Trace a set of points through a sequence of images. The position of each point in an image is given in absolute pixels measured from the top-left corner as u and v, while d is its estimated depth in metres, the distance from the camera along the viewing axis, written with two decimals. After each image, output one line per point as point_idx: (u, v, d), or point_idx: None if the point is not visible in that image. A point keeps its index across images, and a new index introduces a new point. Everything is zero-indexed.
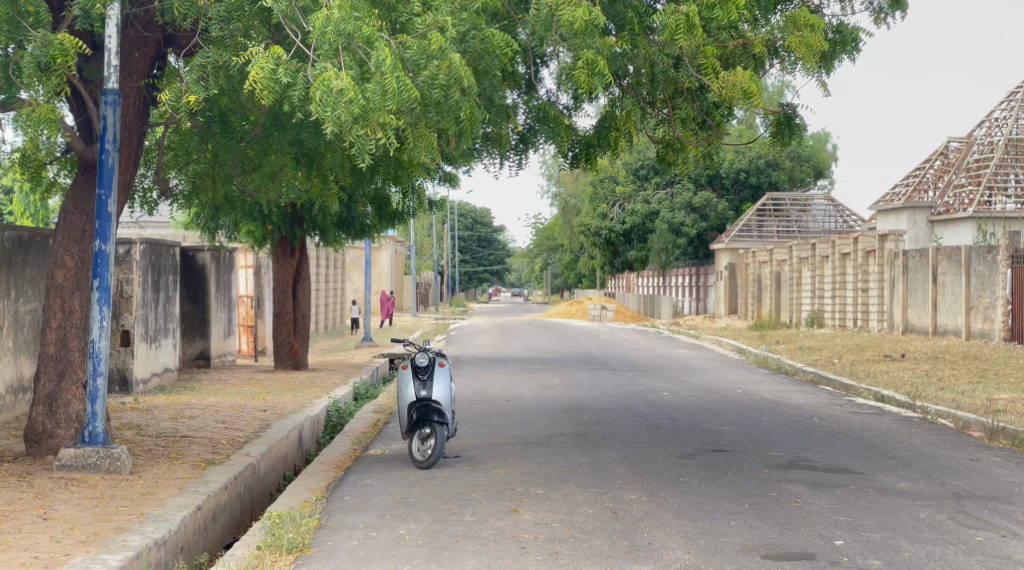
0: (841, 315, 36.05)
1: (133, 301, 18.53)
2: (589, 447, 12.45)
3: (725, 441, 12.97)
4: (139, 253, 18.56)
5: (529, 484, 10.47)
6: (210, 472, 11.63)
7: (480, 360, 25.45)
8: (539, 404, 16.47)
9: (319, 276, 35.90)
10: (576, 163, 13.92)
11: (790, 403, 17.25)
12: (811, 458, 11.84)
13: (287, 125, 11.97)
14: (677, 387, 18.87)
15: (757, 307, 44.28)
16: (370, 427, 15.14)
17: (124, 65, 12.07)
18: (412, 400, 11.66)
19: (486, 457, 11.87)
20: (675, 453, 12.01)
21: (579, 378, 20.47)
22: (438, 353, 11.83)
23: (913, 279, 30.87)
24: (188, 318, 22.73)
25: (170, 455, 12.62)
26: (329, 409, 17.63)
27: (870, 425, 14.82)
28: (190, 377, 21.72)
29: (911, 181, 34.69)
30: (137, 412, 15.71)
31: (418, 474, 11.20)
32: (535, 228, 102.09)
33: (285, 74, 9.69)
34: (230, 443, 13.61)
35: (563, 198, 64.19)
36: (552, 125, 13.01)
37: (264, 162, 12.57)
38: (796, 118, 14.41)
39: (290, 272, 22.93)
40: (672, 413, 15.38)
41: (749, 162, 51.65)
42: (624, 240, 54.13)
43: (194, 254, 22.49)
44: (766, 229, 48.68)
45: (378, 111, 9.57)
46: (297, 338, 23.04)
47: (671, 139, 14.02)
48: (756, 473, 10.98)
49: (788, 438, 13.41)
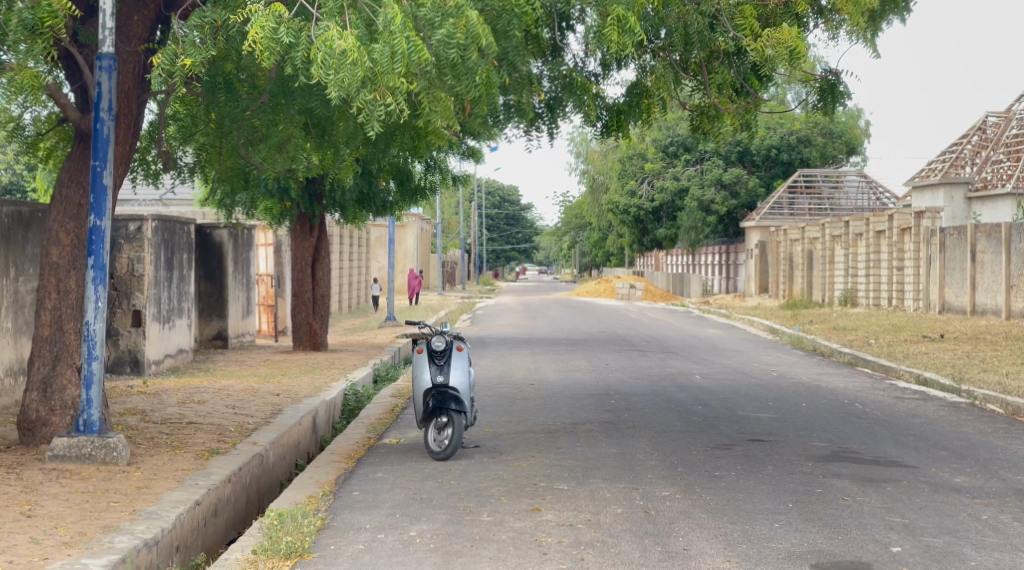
0: (875, 294, 35.10)
1: (145, 281, 17.80)
2: (617, 436, 11.67)
3: (762, 430, 12.18)
4: (151, 230, 17.89)
5: (553, 478, 9.71)
6: (212, 463, 10.89)
7: (505, 340, 24.69)
8: (565, 388, 15.68)
9: (341, 255, 35.22)
10: (607, 132, 13.18)
11: (829, 387, 16.42)
12: (856, 450, 11.01)
13: (294, 93, 11.15)
14: (710, 370, 18.03)
15: (789, 286, 43.33)
16: (387, 413, 14.41)
17: (123, 29, 11.29)
18: (427, 386, 10.90)
19: (507, 448, 11.11)
20: (710, 444, 11.23)
21: (607, 360, 19.67)
22: (456, 336, 11.04)
23: (951, 255, 29.89)
24: (205, 297, 22.03)
25: (172, 444, 11.90)
26: (346, 392, 16.89)
27: (916, 412, 13.98)
28: (206, 359, 21.04)
29: (948, 156, 33.51)
30: (143, 396, 15.01)
31: (433, 467, 10.45)
32: (563, 207, 101.04)
33: (287, 34, 8.91)
34: (239, 431, 12.89)
35: (591, 175, 63.30)
36: (578, 93, 12.12)
37: (271, 135, 11.75)
38: (840, 84, 13.33)
39: (309, 250, 22.19)
40: (705, 399, 14.61)
41: (781, 139, 50.53)
42: (653, 218, 53.30)
43: (211, 231, 21.85)
44: (797, 207, 47.72)
45: (387, 75, 8.80)
46: (317, 318, 22.37)
47: (706, 107, 13.11)
48: (800, 466, 10.17)
49: (832, 426, 12.59)
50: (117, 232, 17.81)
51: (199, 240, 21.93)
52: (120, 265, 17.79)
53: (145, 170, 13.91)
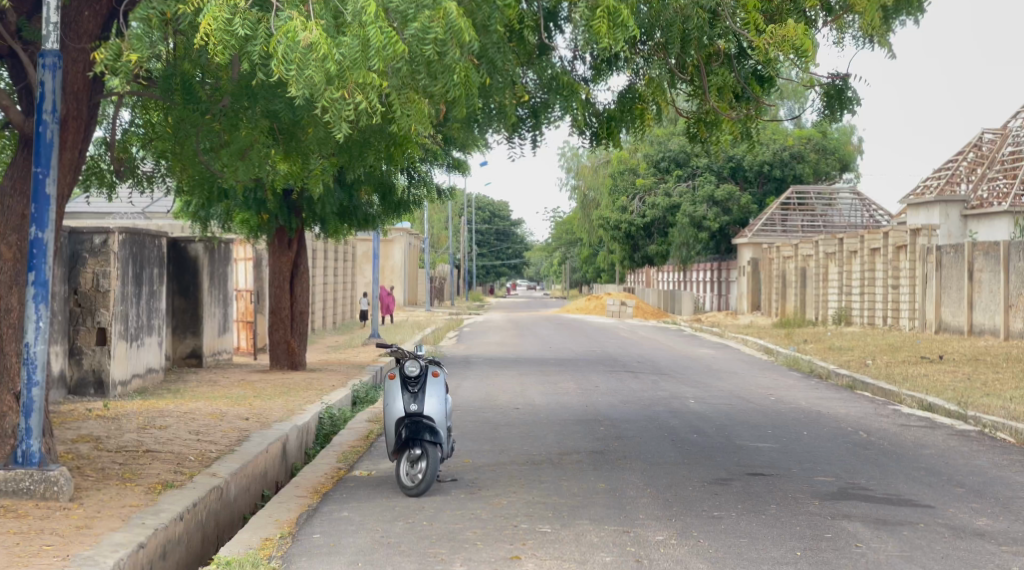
0: (870, 313, 34.30)
1: (110, 297, 16.86)
2: (606, 469, 10.77)
3: (762, 462, 11.30)
4: (118, 243, 16.98)
5: (535, 519, 8.83)
6: (163, 499, 9.98)
7: (491, 360, 23.78)
8: (551, 413, 14.78)
9: (323, 271, 34.29)
10: (597, 140, 12.33)
11: (830, 413, 15.54)
12: (866, 486, 10.14)
13: (256, 94, 10.24)
14: (704, 394, 17.17)
15: (782, 303, 42.49)
16: (360, 440, 13.50)
17: (72, 25, 10.38)
18: (400, 415, 9.95)
19: (487, 483, 10.21)
20: (706, 478, 10.35)
21: (597, 381, 18.79)
22: (432, 360, 10.11)
23: (947, 274, 29.07)
24: (179, 313, 21.10)
25: (123, 476, 10.98)
26: (321, 415, 15.99)
27: (923, 442, 13.11)
28: (178, 378, 20.12)
29: (944, 173, 32.76)
30: (101, 421, 14.09)
31: (405, 504, 9.55)
32: (553, 222, 100.19)
33: (243, 25, 8.05)
34: (199, 460, 11.97)
35: (582, 191, 62.40)
36: (565, 95, 11.07)
37: (232, 138, 10.82)
38: (848, 90, 12.44)
39: (287, 265, 21.30)
40: (700, 426, 13.73)
41: (774, 155, 49.85)
42: (644, 234, 52.45)
43: (185, 245, 20.90)
44: (789, 224, 46.90)
45: (356, 71, 7.97)
46: (294, 335, 21.43)
47: (704, 113, 12.23)
48: (805, 505, 9.30)
49: (836, 457, 11.71)
50: (80, 246, 16.91)
51: (173, 254, 20.94)
52: (84, 280, 16.86)
53: (102, 183, 13.11)
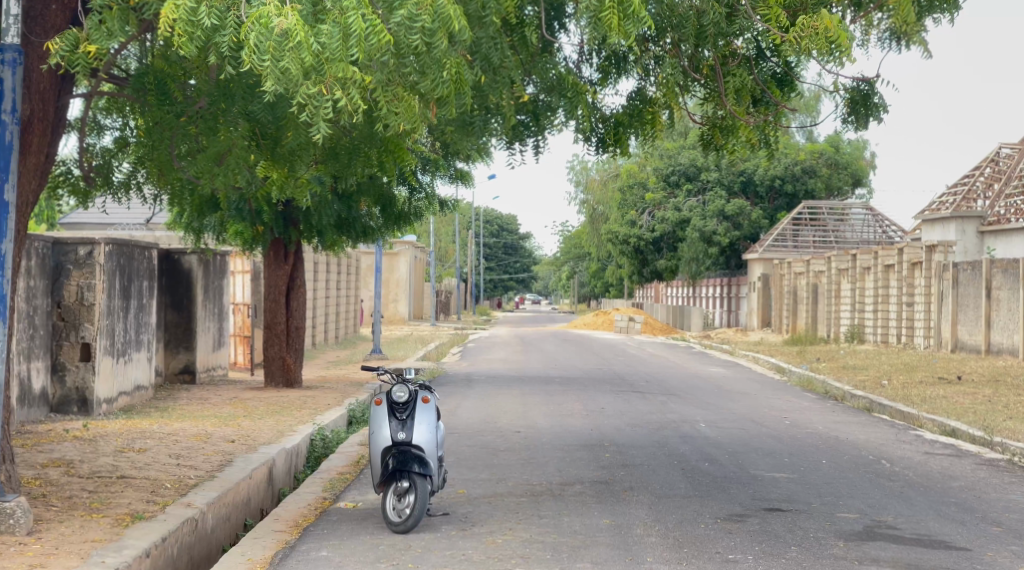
0: (884, 331, 33.42)
1: (95, 310, 16.08)
2: (612, 502, 9.95)
3: (778, 495, 10.49)
4: (104, 255, 16.23)
5: (531, 561, 8.03)
6: (130, 532, 9.18)
7: (494, 378, 22.94)
8: (555, 438, 13.96)
9: (325, 285, 33.44)
10: (603, 147, 11.86)
11: (848, 440, 14.70)
12: (894, 524, 9.33)
13: (234, 95, 9.57)
14: (716, 417, 16.33)
15: (793, 321, 41.60)
16: (350, 465, 12.69)
17: (37, 18, 9.59)
18: (387, 444, 9.15)
19: (481, 517, 9.40)
20: (720, 513, 9.54)
21: (603, 403, 17.95)
22: (422, 385, 9.30)
23: (965, 292, 28.20)
24: (172, 328, 20.33)
25: (90, 506, 10.16)
26: (313, 437, 15.17)
27: (950, 472, 12.29)
28: (168, 395, 19.33)
29: (960, 189, 31.90)
30: (77, 443, 13.29)
31: (390, 541, 8.75)
32: (562, 236, 99.32)
33: (210, 15, 7.37)
34: (175, 488, 11.16)
35: (591, 205, 61.49)
36: (569, 95, 10.27)
37: (208, 143, 10.08)
38: (874, 95, 11.65)
39: (283, 277, 20.51)
40: (712, 452, 12.90)
41: (785, 169, 48.96)
42: (653, 249, 51.54)
43: (178, 257, 20.14)
44: (801, 239, 46.03)
45: (336, 63, 7.29)
46: (290, 351, 20.62)
47: (719, 119, 11.50)
48: (828, 548, 8.51)
49: (859, 490, 10.88)
50: (65, 257, 16.14)
51: (166, 266, 20.20)
52: (68, 293, 16.09)
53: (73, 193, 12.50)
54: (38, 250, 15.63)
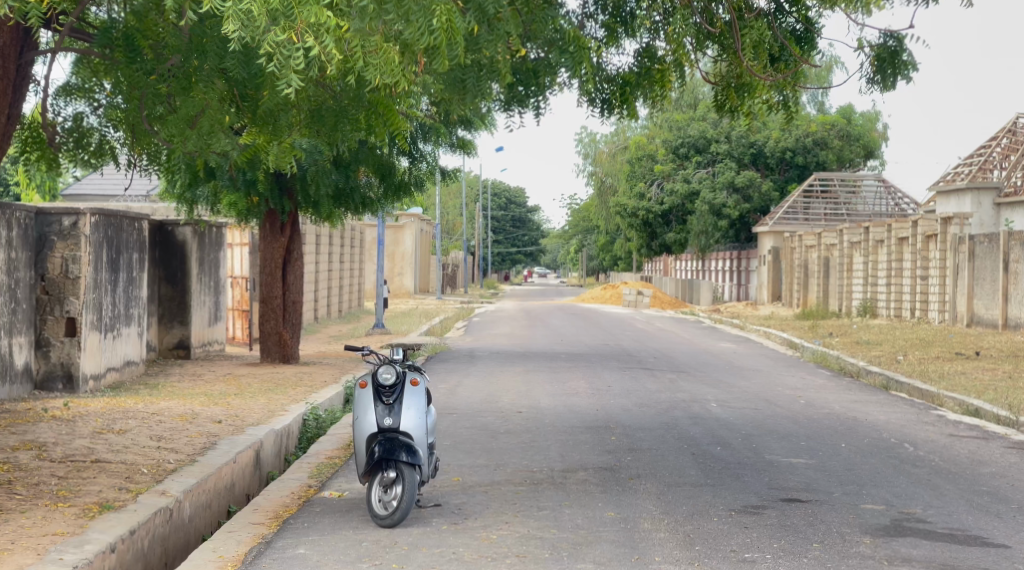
0: (897, 304, 32.61)
1: (80, 284, 15.30)
2: (618, 492, 9.22)
3: (797, 483, 9.75)
4: (90, 226, 15.45)
5: (529, 561, 7.33)
6: (97, 525, 8.48)
7: (497, 354, 22.19)
8: (559, 419, 13.23)
9: (327, 258, 32.71)
10: (609, 108, 11.30)
11: (868, 421, 13.94)
12: (924, 517, 8.61)
13: (208, 51, 8.93)
14: (727, 396, 15.60)
15: (804, 295, 40.80)
16: (342, 448, 11.97)
17: None
18: (373, 431, 8.44)
19: (476, 509, 8.69)
20: (735, 505, 8.81)
21: (610, 381, 17.20)
22: (411, 366, 8.56)
23: (981, 265, 27.39)
24: (166, 302, 19.55)
25: (57, 494, 9.45)
26: (305, 417, 14.43)
27: (978, 456, 11.56)
28: (160, 371, 18.63)
29: (975, 160, 31.06)
30: (54, 424, 12.57)
31: (376, 536, 8.04)
32: (571, 209, 98.53)
33: None
34: (153, 474, 10.45)
35: (599, 177, 60.58)
36: (574, 50, 9.48)
37: (179, 103, 9.34)
38: (903, 54, 11.16)
39: (280, 251, 19.74)
40: (724, 435, 12.16)
41: (796, 141, 48.31)
42: (662, 222, 50.68)
43: (172, 228, 19.39)
44: (812, 212, 45.17)
45: (306, 8, 6.90)
46: (288, 327, 19.88)
47: (735, 79, 10.83)
48: (853, 545, 7.77)
49: (883, 478, 10.14)
50: (49, 228, 15.30)
51: (159, 238, 19.42)
52: (52, 266, 15.31)
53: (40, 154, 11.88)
54: (20, 221, 14.80)
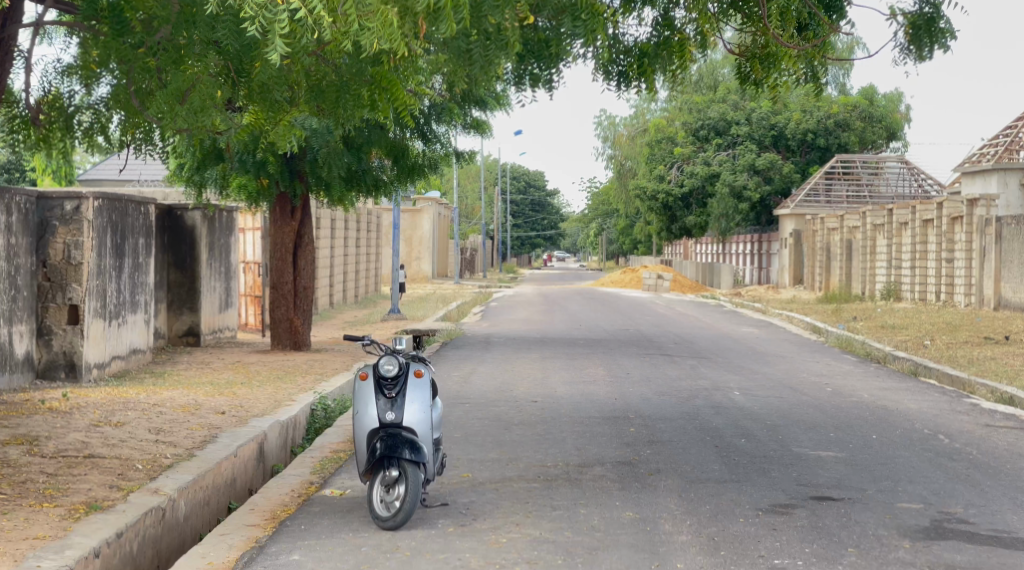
0: (922, 288, 31.90)
1: (82, 270, 14.76)
2: (636, 489, 8.67)
3: (828, 479, 9.17)
4: (93, 211, 14.91)
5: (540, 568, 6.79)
6: (84, 527, 7.98)
7: (513, 340, 21.66)
8: (575, 409, 12.66)
9: (341, 244, 32.18)
10: (626, 80, 10.81)
11: (899, 410, 13.33)
12: (966, 517, 8.04)
13: (197, 21, 8.39)
14: (751, 384, 15.02)
15: (826, 278, 40.11)
16: (347, 441, 11.44)
17: None
18: (374, 426, 7.91)
19: (485, 509, 8.16)
20: (762, 504, 8.25)
21: (629, 368, 16.64)
22: (415, 358, 8.03)
23: (1009, 248, 26.67)
24: (175, 288, 19.07)
25: (44, 493, 8.95)
26: (313, 407, 13.91)
27: (1016, 449, 10.95)
28: (167, 358, 18.15)
29: (1003, 140, 30.30)
30: (49, 416, 12.08)
31: (377, 540, 7.51)
32: (590, 193, 97.84)
33: None
34: (149, 470, 9.94)
35: (618, 160, 59.88)
36: (583, 19, 8.91)
37: (170, 78, 8.84)
38: (939, 21, 10.58)
39: (291, 235, 19.18)
40: (749, 427, 11.59)
41: (818, 122, 47.53)
42: (682, 204, 49.97)
43: (181, 213, 18.86)
44: (834, 195, 44.45)
45: None
46: (299, 313, 19.35)
47: (759, 49, 10.28)
48: (892, 550, 7.20)
49: (917, 473, 9.55)
50: (50, 212, 14.78)
51: (168, 223, 18.90)
52: (54, 252, 14.76)
53: (30, 134, 11.38)
54: (20, 206, 14.23)
